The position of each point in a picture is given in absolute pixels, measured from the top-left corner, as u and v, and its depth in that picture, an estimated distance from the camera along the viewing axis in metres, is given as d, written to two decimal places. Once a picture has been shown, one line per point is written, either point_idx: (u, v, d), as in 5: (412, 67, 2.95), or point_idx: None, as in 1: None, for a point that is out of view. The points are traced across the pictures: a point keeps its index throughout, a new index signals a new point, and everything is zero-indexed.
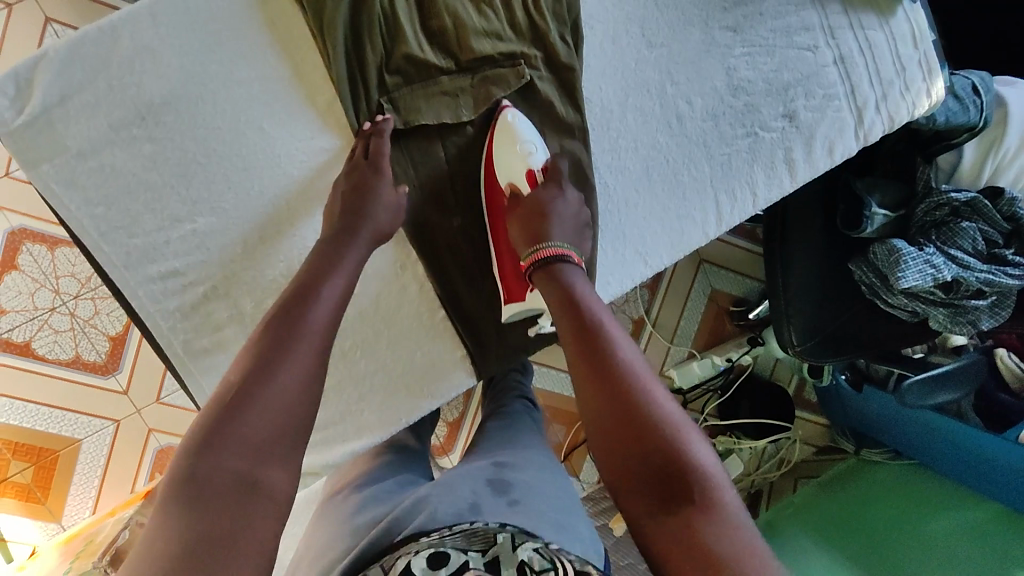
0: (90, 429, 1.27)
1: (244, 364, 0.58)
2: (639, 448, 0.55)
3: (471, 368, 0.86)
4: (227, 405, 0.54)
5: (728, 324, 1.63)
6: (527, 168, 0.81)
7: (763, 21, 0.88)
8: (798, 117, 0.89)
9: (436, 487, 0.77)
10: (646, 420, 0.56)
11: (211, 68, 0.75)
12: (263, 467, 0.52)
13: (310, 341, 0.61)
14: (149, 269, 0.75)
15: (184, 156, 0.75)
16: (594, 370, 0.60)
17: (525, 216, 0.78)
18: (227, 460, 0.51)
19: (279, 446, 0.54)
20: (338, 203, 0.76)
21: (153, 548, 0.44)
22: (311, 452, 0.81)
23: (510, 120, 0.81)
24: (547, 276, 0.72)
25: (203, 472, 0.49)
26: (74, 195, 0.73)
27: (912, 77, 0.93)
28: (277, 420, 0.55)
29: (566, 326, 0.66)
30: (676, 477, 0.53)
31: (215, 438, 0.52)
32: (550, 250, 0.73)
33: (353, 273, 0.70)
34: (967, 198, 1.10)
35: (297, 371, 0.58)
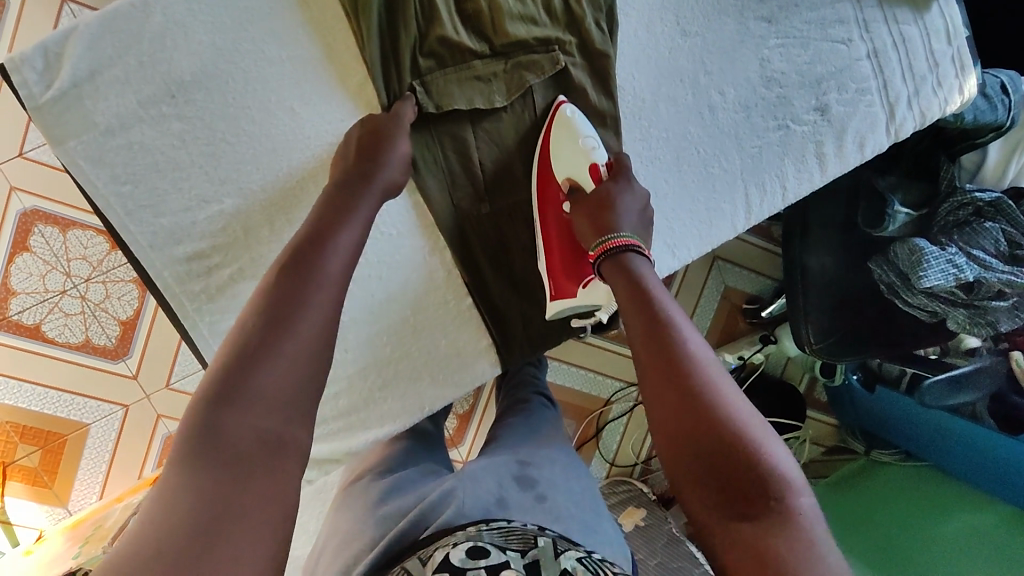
0: (100, 413, 1.26)
1: (257, 310, 0.56)
2: (710, 452, 0.54)
3: (497, 357, 0.85)
4: (242, 354, 0.53)
5: (740, 321, 1.62)
6: (591, 163, 0.82)
7: (799, 12, 0.87)
8: (830, 111, 0.88)
9: (454, 480, 0.76)
10: (718, 426, 0.55)
11: (243, 45, 0.74)
12: (288, 425, 0.51)
13: (327, 291, 0.60)
14: (175, 250, 0.74)
15: (214, 135, 0.74)
16: (663, 369, 0.59)
17: (589, 210, 0.79)
18: (247, 416, 0.50)
19: (301, 401, 0.53)
20: (350, 153, 0.74)
21: (165, 510, 0.44)
22: (335, 440, 0.81)
23: (569, 115, 0.81)
24: (616, 266, 0.71)
25: (226, 431, 0.49)
26: (101, 171, 0.72)
27: (945, 74, 0.92)
28: (296, 375, 0.54)
29: (635, 323, 0.65)
30: (752, 489, 0.52)
31: (234, 392, 0.51)
32: (620, 239, 0.72)
33: (365, 222, 0.68)
34: (991, 198, 1.09)
35: (315, 319, 0.57)
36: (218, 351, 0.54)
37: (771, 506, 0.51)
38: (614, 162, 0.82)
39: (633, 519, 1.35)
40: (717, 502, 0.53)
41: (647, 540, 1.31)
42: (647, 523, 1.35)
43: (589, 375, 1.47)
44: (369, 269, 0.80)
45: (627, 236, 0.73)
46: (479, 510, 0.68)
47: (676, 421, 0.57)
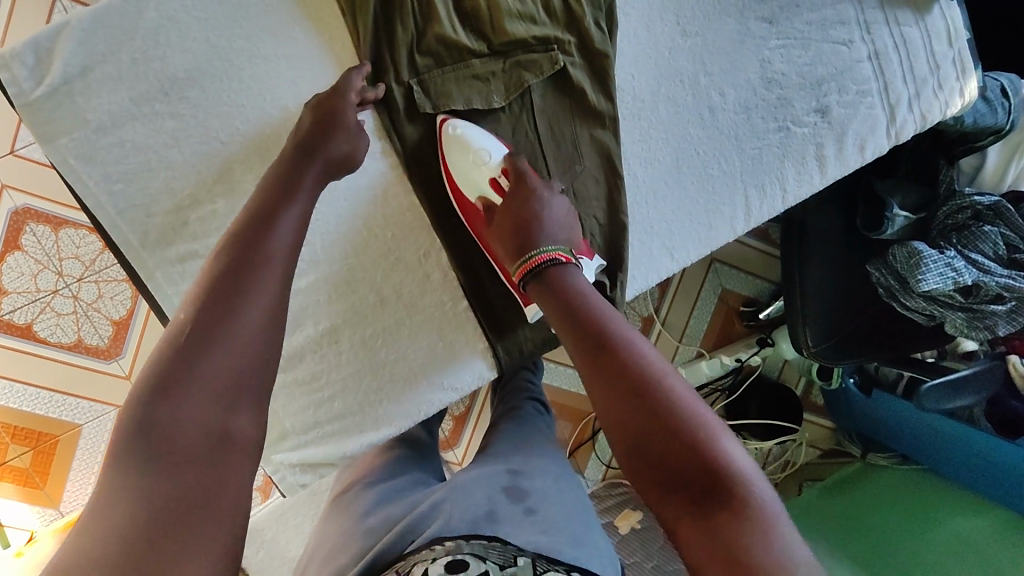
0: (91, 414, 1.25)
1: (198, 295, 0.54)
2: (664, 459, 0.52)
3: (493, 359, 0.84)
4: (182, 337, 0.51)
5: (738, 324, 1.62)
6: (493, 178, 0.78)
7: (800, 13, 0.86)
8: (831, 113, 0.88)
9: (443, 493, 0.75)
10: (669, 429, 0.53)
11: (238, 43, 0.73)
12: (232, 415, 0.50)
13: (273, 265, 0.57)
14: (168, 251, 0.73)
15: (207, 133, 0.73)
16: (606, 381, 0.57)
17: (505, 226, 0.74)
18: (186, 405, 0.48)
19: (242, 381, 0.51)
20: (302, 129, 0.70)
21: (116, 507, 0.42)
22: (328, 444, 0.80)
23: (452, 132, 0.77)
24: (544, 285, 0.69)
25: (164, 421, 0.47)
26: (92, 169, 0.71)
27: (945, 76, 0.91)
28: (237, 360, 0.52)
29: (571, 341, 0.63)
30: (711, 485, 0.50)
31: (173, 383, 0.49)
32: (546, 253, 0.70)
33: (312, 198, 0.65)
34: (991, 201, 1.09)
35: (260, 302, 0.55)
36: (162, 336, 0.52)
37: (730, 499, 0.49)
38: (510, 168, 0.77)
39: (630, 520, 1.33)
40: (680, 504, 0.51)
41: (642, 543, 1.30)
42: (643, 526, 1.34)
43: None
44: (363, 270, 0.79)
45: (551, 249, 0.70)
46: (468, 522, 0.66)
47: (624, 435, 0.55)
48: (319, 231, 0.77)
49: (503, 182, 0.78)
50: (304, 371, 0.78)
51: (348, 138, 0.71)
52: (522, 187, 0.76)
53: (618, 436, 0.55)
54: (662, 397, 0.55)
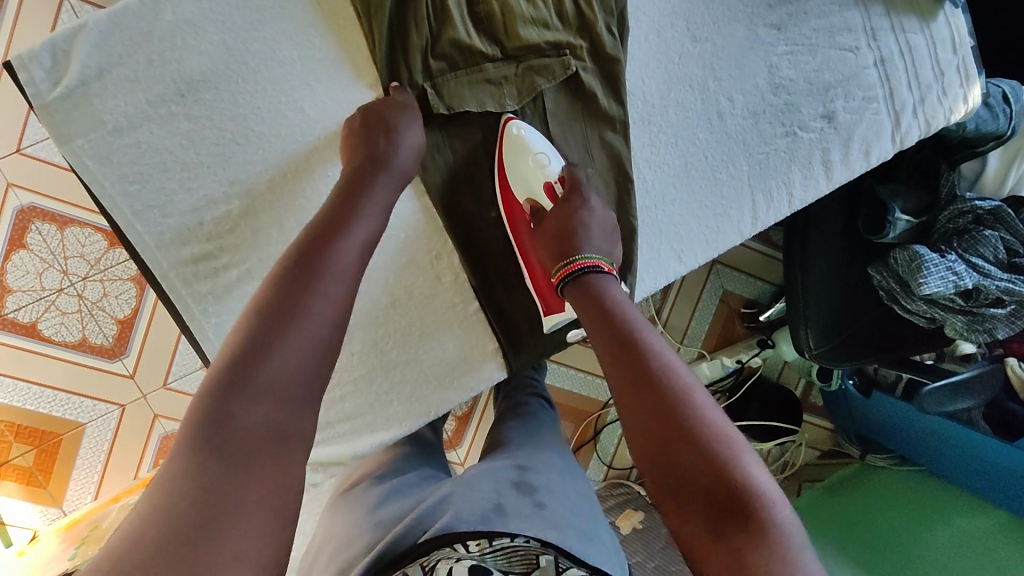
0: (95, 413, 1.25)
1: (271, 298, 0.56)
2: (682, 467, 0.54)
3: (503, 360, 0.84)
4: (253, 342, 0.52)
5: (739, 326, 1.63)
6: (545, 182, 0.81)
7: (807, 20, 0.87)
8: (837, 118, 0.89)
9: (450, 487, 0.76)
10: (689, 437, 0.55)
11: (254, 45, 0.73)
12: (295, 414, 0.51)
13: (336, 278, 0.59)
14: (182, 252, 0.74)
15: (221, 134, 0.73)
16: (635, 390, 0.60)
17: (552, 233, 0.78)
18: (258, 407, 0.50)
19: (309, 391, 0.53)
20: (365, 135, 0.73)
21: (167, 502, 0.43)
22: (338, 443, 0.81)
23: (517, 132, 0.80)
24: (582, 290, 0.72)
25: (235, 420, 0.48)
26: (108, 170, 0.71)
27: (950, 83, 0.92)
28: (303, 362, 0.53)
29: (602, 344, 0.66)
30: (726, 496, 0.52)
31: (242, 379, 0.50)
32: (583, 262, 0.73)
33: (380, 214, 0.68)
34: (991, 206, 1.11)
35: (324, 310, 0.57)
36: (229, 337, 0.53)
37: (745, 513, 0.51)
38: (568, 180, 0.81)
39: (630, 521, 1.35)
40: (694, 509, 0.53)
41: (644, 542, 1.31)
42: (645, 526, 1.35)
43: (588, 378, 1.47)
44: (376, 271, 0.79)
45: (591, 257, 0.74)
46: (476, 515, 0.67)
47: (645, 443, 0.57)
48: None
49: (556, 188, 0.82)
50: None
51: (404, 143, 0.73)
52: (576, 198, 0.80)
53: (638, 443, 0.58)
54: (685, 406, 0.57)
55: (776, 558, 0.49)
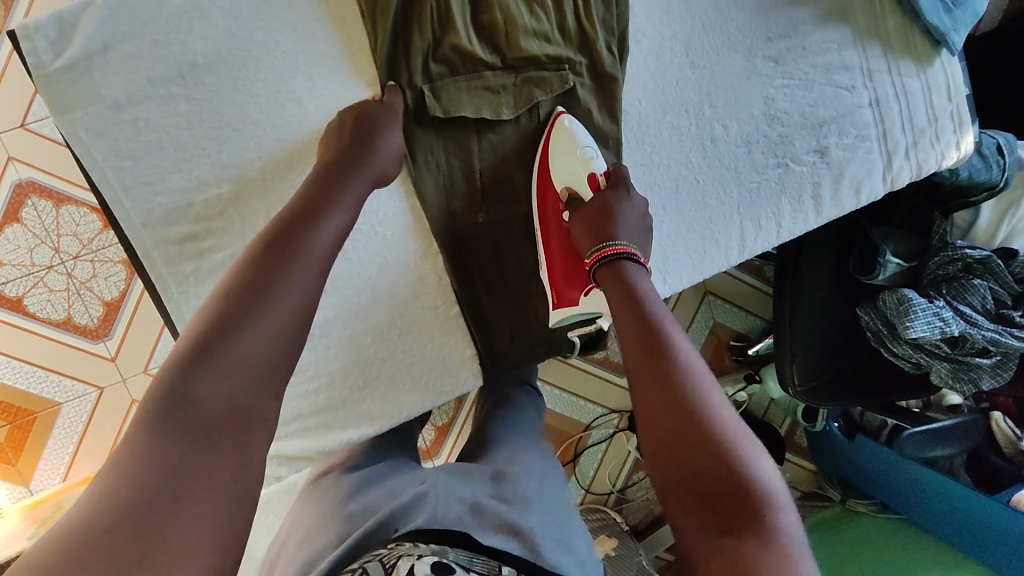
0: (72, 393, 1.24)
1: (245, 281, 0.55)
2: (695, 473, 0.51)
3: (480, 368, 0.85)
4: (218, 322, 0.51)
5: (727, 359, 1.63)
6: (590, 172, 0.81)
7: (806, 54, 0.87)
8: (829, 154, 0.90)
9: (424, 481, 0.71)
10: (699, 425, 0.53)
11: (258, 33, 0.74)
12: (258, 393, 0.50)
13: (309, 268, 0.58)
14: (168, 231, 0.75)
15: (219, 118, 0.74)
16: (654, 379, 0.58)
17: (590, 216, 0.77)
18: (220, 384, 0.48)
19: (273, 373, 0.51)
20: (343, 136, 0.73)
21: (110, 484, 0.41)
22: (309, 436, 0.80)
23: (568, 125, 0.81)
24: (613, 275, 0.71)
25: (193, 398, 0.47)
26: (103, 144, 0.72)
27: (943, 128, 0.93)
28: (270, 342, 0.52)
29: (627, 330, 0.64)
30: (731, 494, 0.49)
31: (210, 355, 0.49)
32: (619, 246, 0.72)
33: (356, 209, 0.67)
34: (981, 255, 1.11)
35: (292, 293, 0.56)
36: (196, 315, 0.53)
37: (746, 518, 0.48)
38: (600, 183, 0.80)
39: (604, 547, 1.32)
40: (696, 501, 0.50)
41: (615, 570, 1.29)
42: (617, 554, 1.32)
43: (572, 399, 1.46)
44: (362, 267, 0.80)
45: (625, 244, 0.73)
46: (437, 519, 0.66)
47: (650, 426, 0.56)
48: None
49: (599, 179, 0.81)
50: None
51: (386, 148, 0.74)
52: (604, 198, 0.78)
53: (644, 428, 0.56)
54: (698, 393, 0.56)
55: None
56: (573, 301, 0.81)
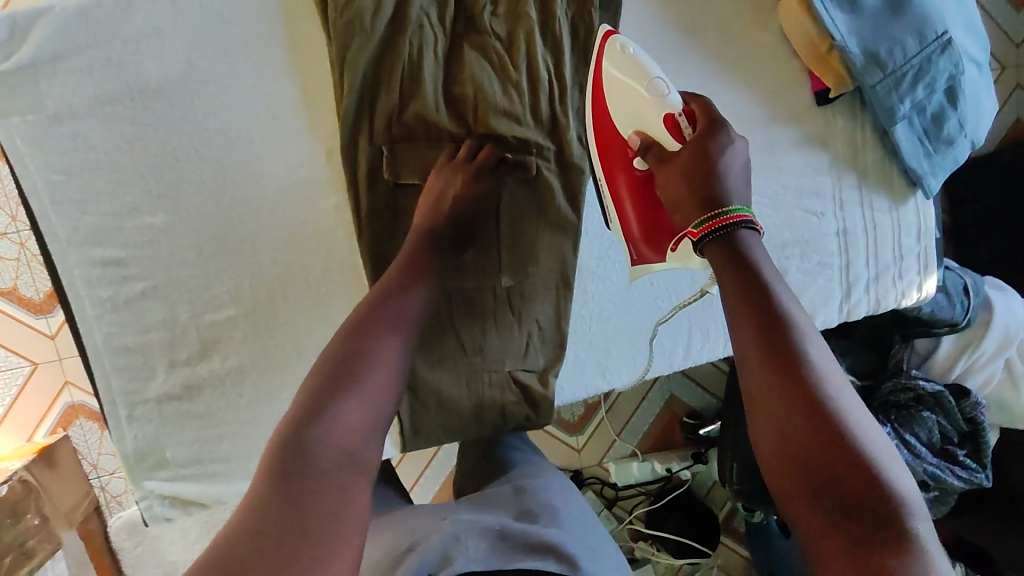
0: (6, 365, 1.20)
1: (345, 344, 0.59)
2: (831, 470, 0.48)
3: (399, 439, 0.83)
4: (328, 386, 0.54)
5: (678, 434, 1.56)
6: (667, 112, 0.69)
7: (779, 175, 0.86)
8: (789, 276, 0.88)
9: (444, 518, 0.68)
10: (851, 451, 0.48)
11: (219, 69, 0.72)
12: (368, 441, 0.54)
13: (400, 339, 0.62)
14: (91, 252, 0.72)
15: (164, 147, 0.72)
16: (780, 366, 0.54)
17: (684, 170, 0.66)
18: (332, 443, 0.51)
19: (375, 433, 0.55)
20: (439, 207, 0.74)
21: (241, 538, 0.44)
22: (206, 480, 0.79)
23: (622, 49, 0.73)
24: (723, 252, 0.61)
25: (312, 454, 0.50)
26: (37, 154, 0.69)
27: (908, 267, 0.92)
28: (377, 400, 0.56)
29: (737, 311, 0.58)
30: (864, 494, 0.47)
31: (319, 412, 0.53)
32: (734, 213, 0.62)
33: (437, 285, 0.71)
34: (934, 389, 1.09)
35: (389, 354, 0.60)
36: (304, 377, 0.56)
37: (886, 520, 0.45)
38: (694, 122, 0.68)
39: None
40: (830, 498, 0.47)
41: None
42: None
43: None
44: (292, 318, 0.78)
45: (739, 208, 0.62)
46: None
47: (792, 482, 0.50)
48: (252, 272, 0.76)
49: (682, 122, 0.69)
50: (199, 405, 0.77)
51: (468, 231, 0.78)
52: (711, 136, 0.67)
53: (788, 483, 0.50)
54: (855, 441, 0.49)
55: None
56: (658, 254, 0.75)
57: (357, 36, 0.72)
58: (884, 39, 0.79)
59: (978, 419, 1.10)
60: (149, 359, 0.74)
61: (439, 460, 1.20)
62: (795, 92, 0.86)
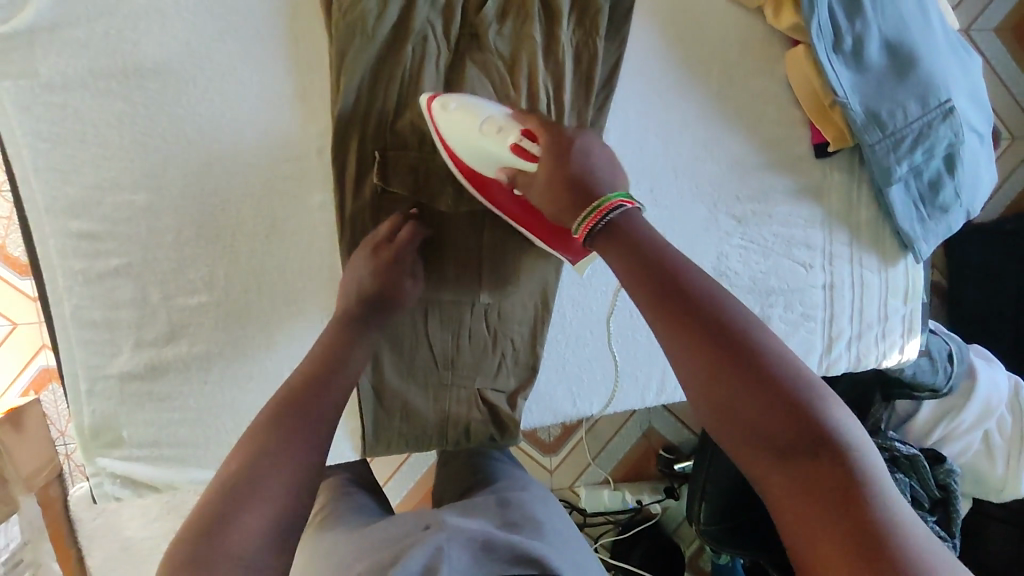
0: None
1: (248, 456, 0.56)
2: (767, 424, 0.51)
3: (359, 443, 0.82)
4: (230, 493, 0.52)
5: (653, 466, 1.54)
6: (512, 142, 0.70)
7: (770, 222, 0.85)
8: (771, 324, 0.87)
9: (431, 528, 0.70)
10: (780, 396, 0.51)
11: (216, 56, 0.72)
12: (275, 552, 0.51)
13: (318, 431, 0.60)
14: (70, 223, 0.71)
15: (153, 127, 0.71)
16: (692, 343, 0.54)
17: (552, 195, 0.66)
18: (235, 549, 0.49)
19: (287, 527, 0.53)
20: (360, 274, 0.73)
21: None
22: (162, 464, 0.77)
23: (444, 108, 0.71)
24: (612, 236, 0.62)
25: (213, 566, 0.48)
26: (24, 120, 0.68)
27: (892, 329, 0.91)
28: (280, 505, 0.53)
29: (640, 294, 0.59)
30: (802, 432, 0.50)
31: (216, 535, 0.49)
32: (609, 203, 0.63)
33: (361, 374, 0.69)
34: (909, 451, 1.07)
35: (293, 462, 0.56)
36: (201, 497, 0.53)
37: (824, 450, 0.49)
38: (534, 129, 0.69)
39: None
40: (776, 449, 0.50)
41: None
42: None
43: None
44: (264, 311, 0.77)
45: (615, 196, 0.63)
46: None
47: (734, 429, 0.52)
48: (228, 260, 0.75)
49: (526, 144, 0.69)
50: (161, 387, 0.75)
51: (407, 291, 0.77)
52: (560, 135, 0.69)
53: (739, 445, 0.52)
54: (785, 384, 0.52)
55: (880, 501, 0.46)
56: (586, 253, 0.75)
57: (357, 39, 0.71)
58: (886, 100, 0.78)
59: (951, 488, 1.09)
60: (114, 336, 0.74)
61: (407, 468, 1.18)
62: (791, 143, 0.85)
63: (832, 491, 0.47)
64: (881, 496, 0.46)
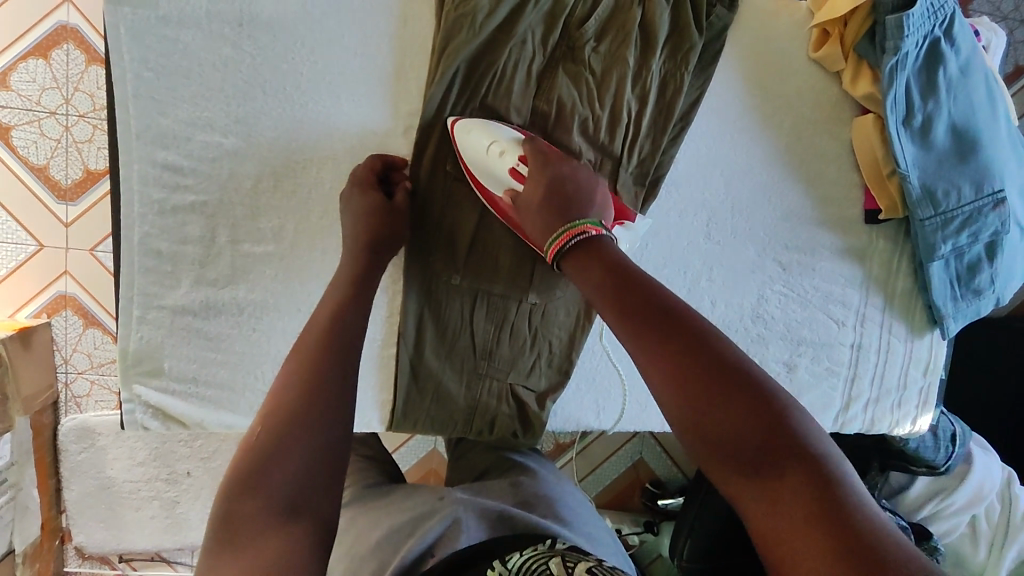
0: (12, 238, 1.13)
1: (279, 404, 0.55)
2: (726, 432, 0.49)
3: (387, 416, 0.83)
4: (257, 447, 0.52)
5: (637, 497, 1.56)
6: (512, 166, 0.74)
7: (812, 275, 0.89)
8: (796, 372, 0.90)
9: (449, 502, 0.74)
10: (741, 403, 0.49)
11: (328, 22, 0.74)
12: (310, 490, 0.52)
13: (336, 370, 0.59)
14: (156, 153, 0.73)
15: (255, 77, 0.74)
16: (655, 352, 0.53)
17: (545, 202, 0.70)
18: (274, 492, 0.50)
19: (318, 471, 0.53)
20: (356, 199, 0.73)
21: None
22: (195, 402, 0.79)
23: (462, 133, 0.76)
24: (587, 254, 0.64)
25: (246, 518, 0.49)
26: (134, 47, 0.70)
27: (908, 399, 0.94)
28: (307, 457, 0.53)
29: (608, 309, 0.59)
30: (766, 438, 0.48)
31: (256, 481, 0.50)
32: (574, 230, 0.66)
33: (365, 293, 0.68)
34: None
35: (327, 403, 0.56)
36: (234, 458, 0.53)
37: (786, 456, 0.47)
38: (530, 153, 0.74)
39: None
40: (738, 459, 0.48)
41: None
42: None
43: None
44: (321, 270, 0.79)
45: (581, 221, 0.66)
46: None
47: (697, 444, 0.50)
48: (298, 217, 0.78)
49: (522, 169, 0.74)
50: (210, 327, 0.78)
51: (422, 225, 0.79)
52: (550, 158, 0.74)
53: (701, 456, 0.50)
54: (746, 389, 0.50)
55: (846, 503, 0.44)
56: None
57: (465, 28, 0.74)
58: (943, 180, 0.81)
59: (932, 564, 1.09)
60: (176, 269, 0.76)
61: (407, 450, 1.20)
62: (846, 204, 0.88)
63: (811, 509, 0.44)
64: (848, 497, 0.44)
